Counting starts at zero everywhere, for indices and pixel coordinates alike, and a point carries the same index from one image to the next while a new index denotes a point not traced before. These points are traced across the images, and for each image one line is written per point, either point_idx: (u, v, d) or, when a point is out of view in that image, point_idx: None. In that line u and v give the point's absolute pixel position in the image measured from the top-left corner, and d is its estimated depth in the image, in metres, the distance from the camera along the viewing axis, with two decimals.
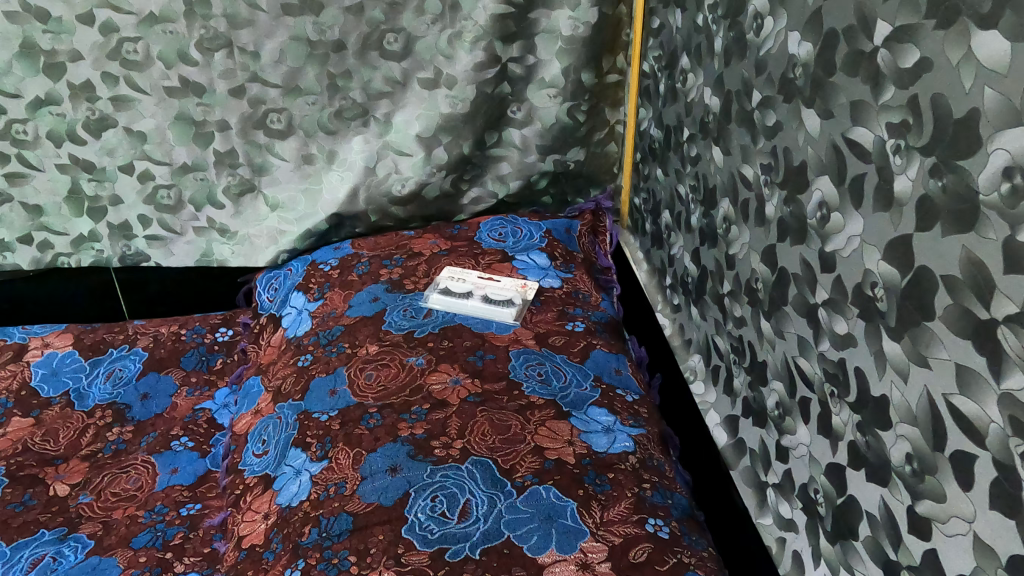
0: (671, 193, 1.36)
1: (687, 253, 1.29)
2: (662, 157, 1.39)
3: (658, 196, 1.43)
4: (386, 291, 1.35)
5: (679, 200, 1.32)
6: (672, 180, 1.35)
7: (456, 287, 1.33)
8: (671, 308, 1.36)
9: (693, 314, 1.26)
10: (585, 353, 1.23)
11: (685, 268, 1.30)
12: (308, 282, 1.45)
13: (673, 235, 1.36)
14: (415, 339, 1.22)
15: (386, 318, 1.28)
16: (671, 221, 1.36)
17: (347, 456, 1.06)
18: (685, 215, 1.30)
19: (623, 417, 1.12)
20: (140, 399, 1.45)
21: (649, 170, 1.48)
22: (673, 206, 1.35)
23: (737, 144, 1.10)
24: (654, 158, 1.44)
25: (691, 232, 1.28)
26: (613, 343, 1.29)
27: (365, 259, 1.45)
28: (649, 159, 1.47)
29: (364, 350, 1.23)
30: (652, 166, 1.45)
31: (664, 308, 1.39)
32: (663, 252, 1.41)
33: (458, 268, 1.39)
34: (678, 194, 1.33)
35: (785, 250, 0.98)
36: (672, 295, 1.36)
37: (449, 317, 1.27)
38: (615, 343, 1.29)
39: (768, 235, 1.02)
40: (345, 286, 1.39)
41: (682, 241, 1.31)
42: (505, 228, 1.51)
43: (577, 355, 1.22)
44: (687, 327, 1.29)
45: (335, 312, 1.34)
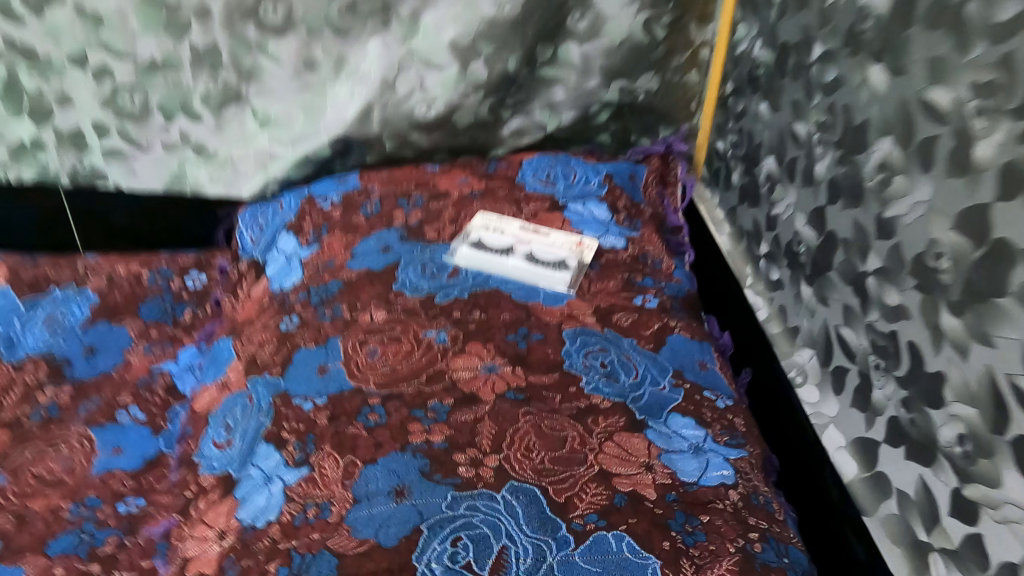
0: (781, 135, 1.02)
1: (800, 213, 0.96)
2: (774, 88, 1.04)
3: (757, 142, 1.09)
4: (399, 239, 1.04)
5: (796, 144, 0.98)
6: (786, 116, 1.00)
7: (491, 240, 1.01)
8: (766, 284, 1.05)
9: (810, 295, 0.94)
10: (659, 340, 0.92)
11: (798, 235, 0.97)
12: (299, 222, 1.13)
13: (779, 190, 1.02)
14: (434, 309, 0.91)
15: (398, 276, 0.97)
16: (778, 172, 1.03)
17: (336, 466, 0.76)
18: (803, 164, 0.96)
19: (716, 431, 0.82)
20: (84, 355, 1.15)
21: (744, 106, 1.14)
22: (782, 150, 1.02)
23: (918, 58, 0.72)
24: (758, 90, 1.09)
25: (811, 185, 0.94)
26: (695, 327, 0.97)
27: (374, 196, 1.13)
28: (747, 92, 1.13)
29: (367, 316, 0.93)
30: (753, 100, 1.11)
31: (757, 285, 1.07)
32: (760, 212, 1.08)
33: (493, 215, 1.07)
34: (794, 135, 0.98)
35: (1013, 213, 0.60)
36: (770, 268, 1.05)
37: (481, 280, 0.96)
38: (697, 328, 0.97)
39: (976, 190, 0.64)
40: (347, 230, 1.08)
41: (797, 199, 0.97)
42: (554, 167, 1.19)
43: (650, 342, 0.91)
44: (796, 312, 0.97)
45: (333, 262, 1.04)
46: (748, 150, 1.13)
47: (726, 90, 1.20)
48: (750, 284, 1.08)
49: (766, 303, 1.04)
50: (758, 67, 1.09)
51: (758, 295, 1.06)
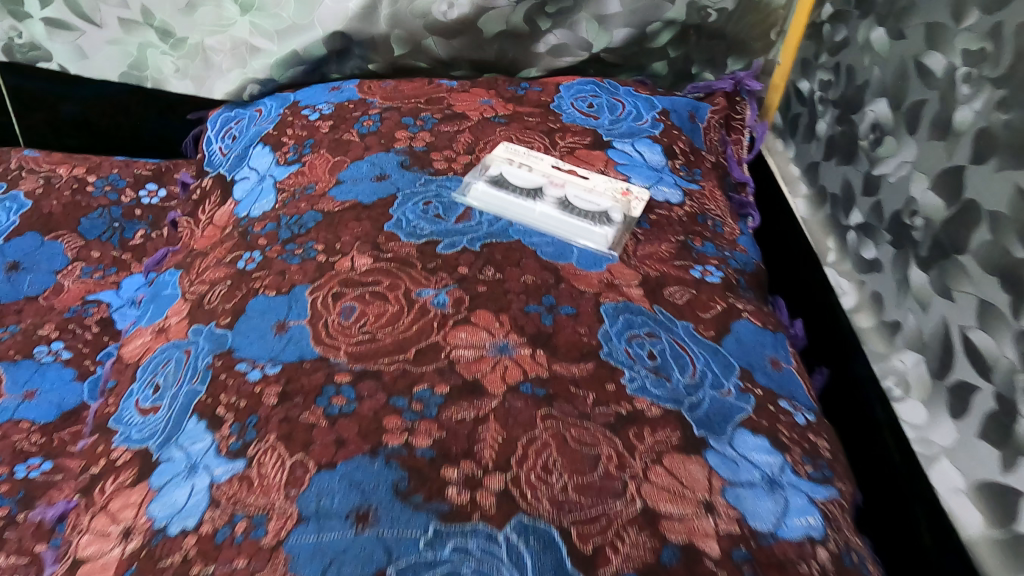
0: (902, 71, 0.79)
1: (921, 174, 0.74)
2: (900, 10, 0.81)
3: (861, 81, 0.86)
4: (398, 166, 0.81)
5: (927, 84, 0.75)
6: (916, 44, 0.77)
7: (516, 177, 0.78)
8: (857, 264, 0.83)
9: (925, 284, 0.72)
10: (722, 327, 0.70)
11: (914, 202, 0.75)
12: (277, 135, 0.91)
13: (889, 143, 0.80)
14: (433, 262, 0.69)
15: (393, 213, 0.75)
16: (890, 119, 0.80)
17: (279, 465, 0.56)
18: (936, 110, 0.73)
19: (797, 458, 0.61)
20: (5, 272, 0.93)
21: (847, 35, 0.90)
22: (900, 91, 0.79)
23: None
24: (873, 14, 0.85)
25: (945, 138, 0.71)
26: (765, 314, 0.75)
27: (374, 110, 0.89)
28: (853, 17, 0.89)
29: (347, 262, 0.71)
30: (864, 29, 0.87)
31: (843, 264, 0.84)
32: (856, 172, 0.85)
33: (519, 145, 0.84)
34: (922, 70, 0.76)
35: None
36: (863, 243, 0.83)
37: (498, 229, 0.73)
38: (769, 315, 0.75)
39: None
40: (335, 149, 0.86)
41: (917, 154, 0.75)
42: (596, 95, 0.93)
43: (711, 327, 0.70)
44: (902, 305, 0.75)
45: (313, 188, 0.82)
46: (845, 92, 0.89)
47: (822, 17, 0.95)
48: (832, 262, 0.86)
49: (854, 288, 0.82)
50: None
51: (843, 276, 0.84)
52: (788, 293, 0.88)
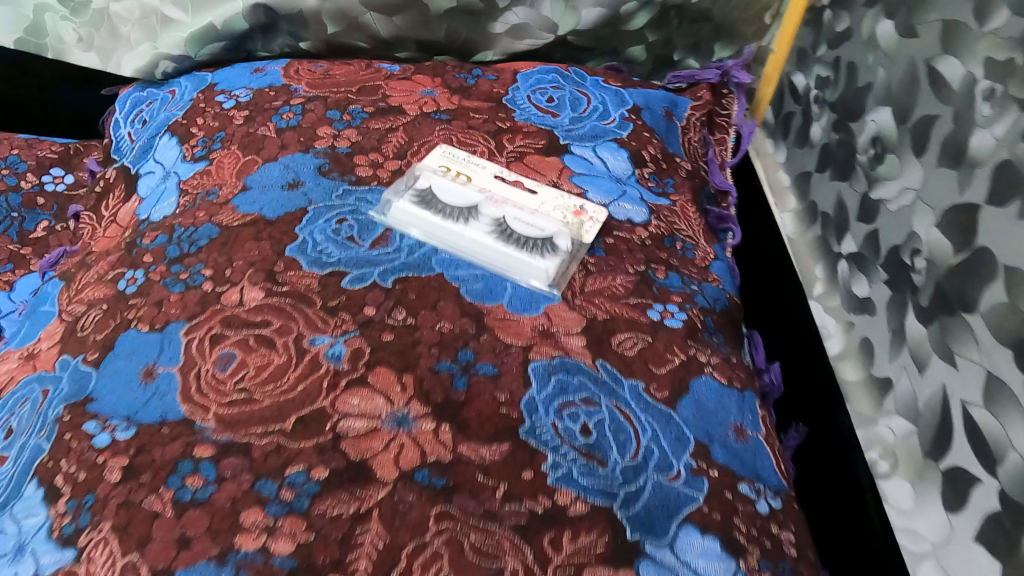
0: (913, 78, 0.66)
1: (926, 207, 0.62)
2: (912, 1, 0.67)
3: (863, 84, 0.73)
4: (314, 171, 0.69)
5: (940, 96, 0.62)
6: (929, 45, 0.64)
7: (446, 193, 0.65)
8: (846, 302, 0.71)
9: (923, 340, 0.61)
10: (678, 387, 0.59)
11: (915, 240, 0.63)
12: (186, 125, 0.78)
13: (891, 162, 0.67)
14: (335, 299, 0.58)
15: (299, 231, 0.63)
16: (894, 134, 0.67)
17: (109, 568, 0.45)
18: (949, 130, 0.60)
19: (755, 566, 0.50)
20: None
21: (849, 26, 0.77)
22: (908, 100, 0.66)
23: None
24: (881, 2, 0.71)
25: (958, 167, 0.59)
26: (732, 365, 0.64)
27: (297, 100, 0.77)
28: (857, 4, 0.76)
29: (234, 295, 0.59)
30: (870, 21, 0.73)
31: (831, 300, 0.72)
32: (852, 192, 0.73)
33: (458, 150, 0.71)
34: (933, 77, 0.63)
35: None
36: (854, 278, 0.71)
37: (417, 259, 0.61)
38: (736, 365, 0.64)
39: None
40: (246, 145, 0.74)
41: (924, 181, 0.63)
42: (557, 88, 0.81)
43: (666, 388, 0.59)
44: (894, 361, 0.63)
45: (216, 194, 0.70)
46: (844, 94, 0.76)
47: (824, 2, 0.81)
48: (820, 297, 0.74)
49: (841, 333, 0.70)
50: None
51: (830, 315, 0.72)
52: (767, 329, 0.77)
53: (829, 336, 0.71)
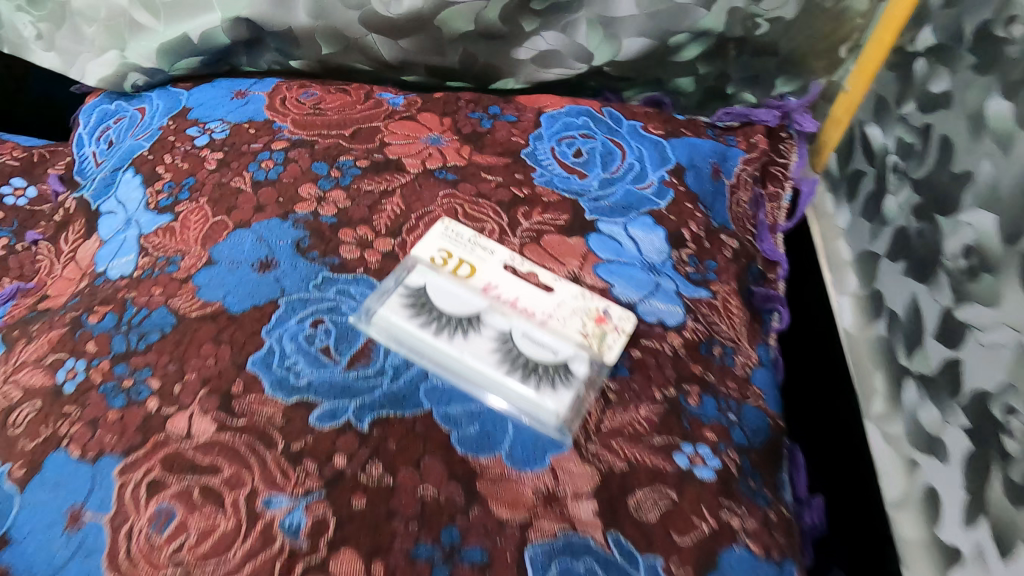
0: None
1: None
2: None
3: (960, 171, 0.58)
4: (293, 246, 0.59)
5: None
6: None
7: (443, 297, 0.56)
8: (913, 433, 0.59)
9: (1011, 524, 0.48)
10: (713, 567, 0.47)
11: (1009, 393, 0.49)
12: (152, 161, 0.67)
13: (986, 282, 0.53)
14: (300, 441, 0.48)
15: (267, 335, 0.54)
16: (994, 249, 0.53)
17: None
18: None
19: None
20: None
21: (948, 88, 0.61)
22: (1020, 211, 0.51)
23: None
24: (997, 71, 0.55)
25: None
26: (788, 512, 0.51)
27: (279, 144, 0.66)
28: (964, 62, 0.59)
29: (182, 425, 0.49)
30: (979, 92, 0.57)
31: (892, 426, 0.61)
32: (930, 300, 0.59)
33: (462, 227, 0.61)
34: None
35: None
36: (924, 407, 0.59)
37: (402, 390, 0.51)
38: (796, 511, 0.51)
39: None
40: (219, 199, 0.63)
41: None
42: (587, 136, 0.69)
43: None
44: (969, 534, 0.52)
45: (178, 263, 0.59)
46: (932, 174, 0.61)
47: (918, 49, 0.65)
48: (879, 418, 0.63)
49: (903, 473, 0.59)
50: (1017, 23, 0.53)
51: (890, 446, 0.61)
52: (812, 445, 0.67)
53: (885, 472, 0.61)
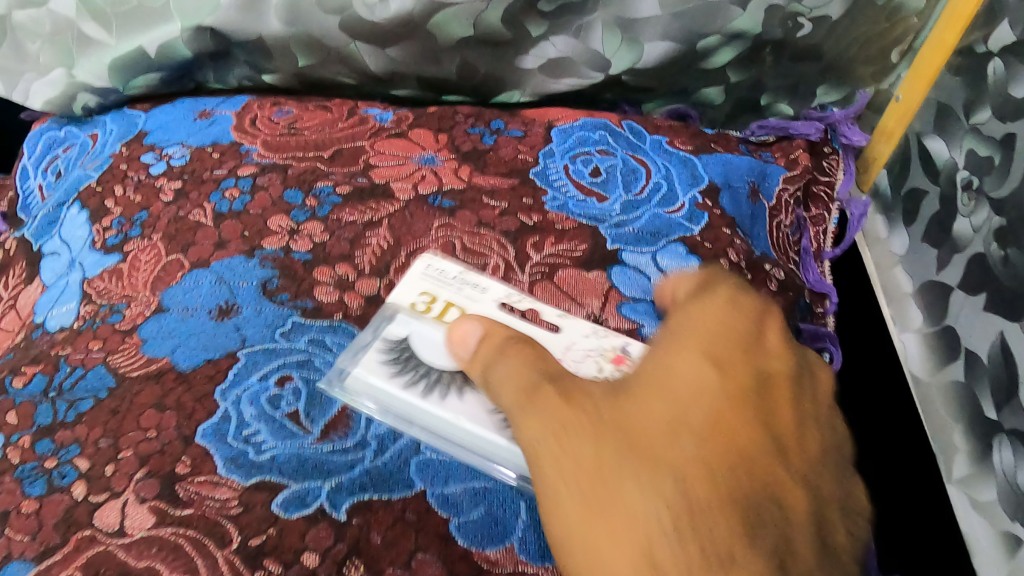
0: None
1: None
2: None
3: None
4: (258, 288, 0.49)
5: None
6: None
7: (430, 349, 0.42)
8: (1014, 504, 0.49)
9: None
10: (644, 448, 0.34)
11: None
12: (100, 194, 0.58)
13: None
14: (259, 535, 0.38)
15: (223, 399, 0.44)
16: None
17: None
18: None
19: None
20: None
21: None
22: None
23: None
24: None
25: None
26: (709, 347, 0.38)
27: (247, 170, 0.57)
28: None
29: (112, 517, 0.39)
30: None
31: (982, 492, 0.52)
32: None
33: (449, 262, 0.49)
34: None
35: None
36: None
37: (388, 470, 0.41)
38: (730, 352, 0.38)
39: None
40: (175, 235, 0.53)
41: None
42: (605, 153, 0.60)
43: (634, 454, 0.34)
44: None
45: (123, 311, 0.49)
46: (1020, 191, 0.50)
47: (993, 49, 0.55)
48: (963, 481, 0.53)
49: (1000, 554, 0.49)
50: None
51: (982, 517, 0.51)
52: None
53: (979, 550, 0.51)
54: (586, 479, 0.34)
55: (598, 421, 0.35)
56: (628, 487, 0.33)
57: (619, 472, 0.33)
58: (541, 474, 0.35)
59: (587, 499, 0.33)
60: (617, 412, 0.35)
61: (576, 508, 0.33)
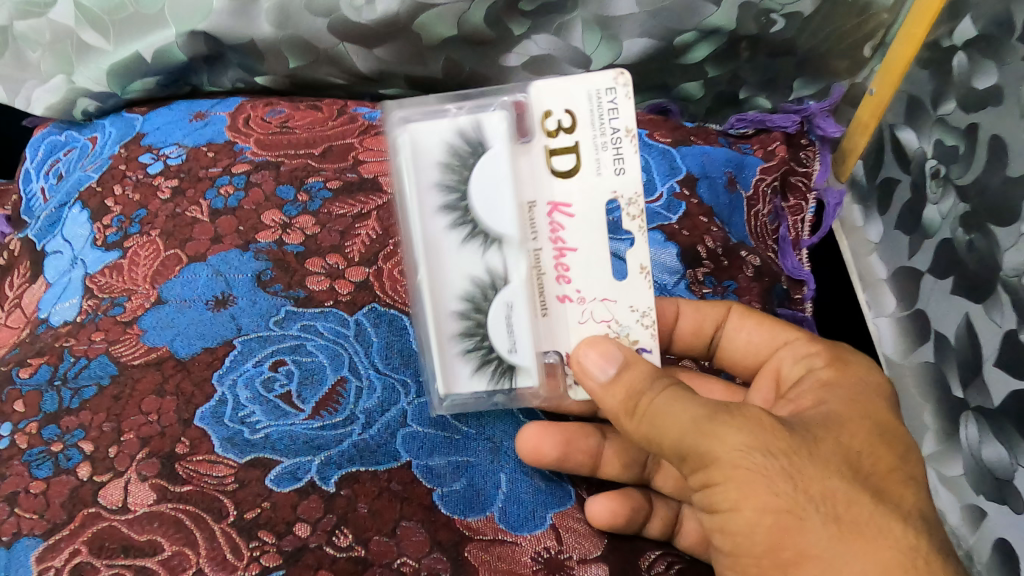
0: None
1: None
2: None
3: (1017, 175, 0.48)
4: (252, 280, 0.52)
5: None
6: None
7: (493, 192, 0.38)
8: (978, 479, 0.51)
9: None
10: (810, 451, 0.36)
11: None
12: (101, 194, 0.60)
13: None
14: (254, 509, 0.40)
15: (219, 385, 0.46)
16: None
17: None
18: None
19: None
20: None
21: (994, 84, 0.51)
22: None
23: None
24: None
25: None
26: (856, 398, 0.41)
27: (241, 167, 0.59)
28: (1013, 54, 0.49)
29: (115, 495, 0.41)
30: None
31: (950, 467, 0.54)
32: (990, 324, 0.50)
33: (628, 107, 0.38)
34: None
35: None
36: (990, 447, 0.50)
37: (375, 442, 0.44)
38: (865, 398, 0.41)
39: None
40: (173, 231, 0.55)
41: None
42: None
43: (840, 469, 0.36)
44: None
45: (124, 304, 0.52)
46: (983, 181, 0.51)
47: (957, 42, 0.55)
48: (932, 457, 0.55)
49: (965, 527, 0.52)
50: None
51: (949, 491, 0.53)
52: None
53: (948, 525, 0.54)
54: (806, 493, 0.35)
55: (804, 443, 0.37)
56: (853, 496, 0.36)
57: (830, 480, 0.36)
58: (737, 481, 0.35)
59: (832, 519, 0.35)
60: (815, 439, 0.37)
61: (799, 523, 0.35)
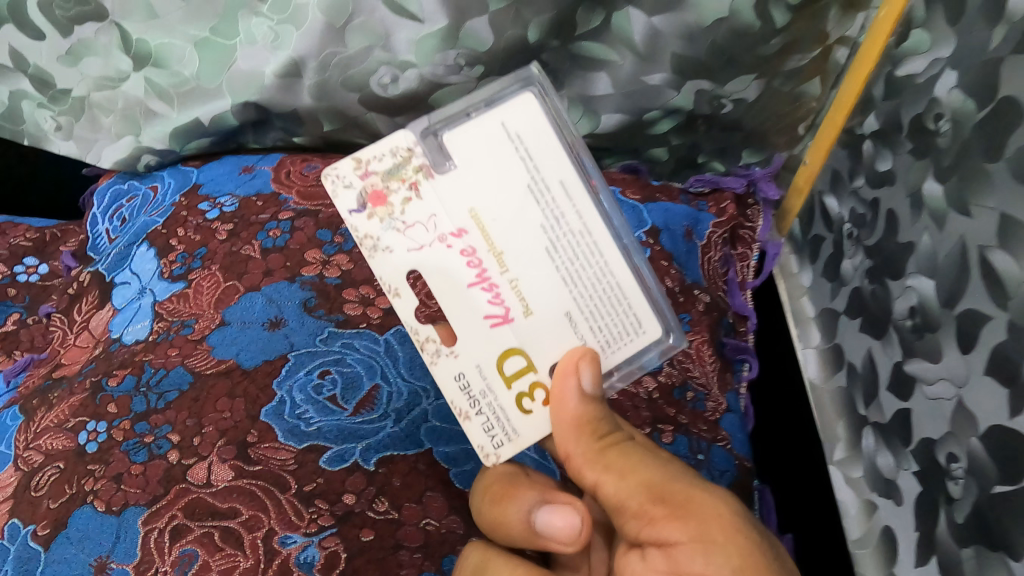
0: (966, 262, 0.54)
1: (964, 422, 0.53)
2: (966, 169, 0.55)
3: (906, 241, 0.62)
4: (300, 306, 0.64)
5: (995, 297, 0.51)
6: (984, 231, 0.52)
7: (440, 270, 0.42)
8: (874, 480, 0.64)
9: (956, 562, 0.53)
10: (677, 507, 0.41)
11: (953, 442, 0.54)
12: (166, 235, 0.72)
13: (930, 340, 0.57)
14: (311, 483, 0.52)
15: (279, 389, 0.58)
16: (938, 311, 0.57)
17: None
18: (1000, 341, 0.50)
19: None
20: None
21: (891, 166, 0.65)
22: (956, 282, 0.55)
23: None
24: (931, 157, 0.59)
25: (1010, 387, 0.49)
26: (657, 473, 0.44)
27: (286, 214, 0.71)
28: (903, 148, 0.63)
29: (201, 473, 0.53)
30: (918, 174, 0.61)
31: (853, 470, 0.67)
32: (885, 356, 0.64)
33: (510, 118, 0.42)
34: (986, 270, 0.52)
35: None
36: (880, 453, 0.63)
37: (405, 431, 0.56)
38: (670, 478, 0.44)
39: None
40: (230, 265, 0.67)
41: (967, 382, 0.53)
42: None
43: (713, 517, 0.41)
44: (920, 571, 0.57)
45: (191, 326, 0.63)
46: (882, 243, 0.65)
47: (865, 132, 0.69)
48: (840, 462, 0.69)
49: (862, 515, 0.65)
50: (944, 119, 0.58)
51: (851, 488, 0.67)
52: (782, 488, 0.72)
53: (848, 514, 0.67)
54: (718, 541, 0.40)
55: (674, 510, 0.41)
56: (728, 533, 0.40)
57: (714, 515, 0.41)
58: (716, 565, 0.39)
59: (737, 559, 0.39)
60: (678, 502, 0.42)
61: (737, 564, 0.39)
